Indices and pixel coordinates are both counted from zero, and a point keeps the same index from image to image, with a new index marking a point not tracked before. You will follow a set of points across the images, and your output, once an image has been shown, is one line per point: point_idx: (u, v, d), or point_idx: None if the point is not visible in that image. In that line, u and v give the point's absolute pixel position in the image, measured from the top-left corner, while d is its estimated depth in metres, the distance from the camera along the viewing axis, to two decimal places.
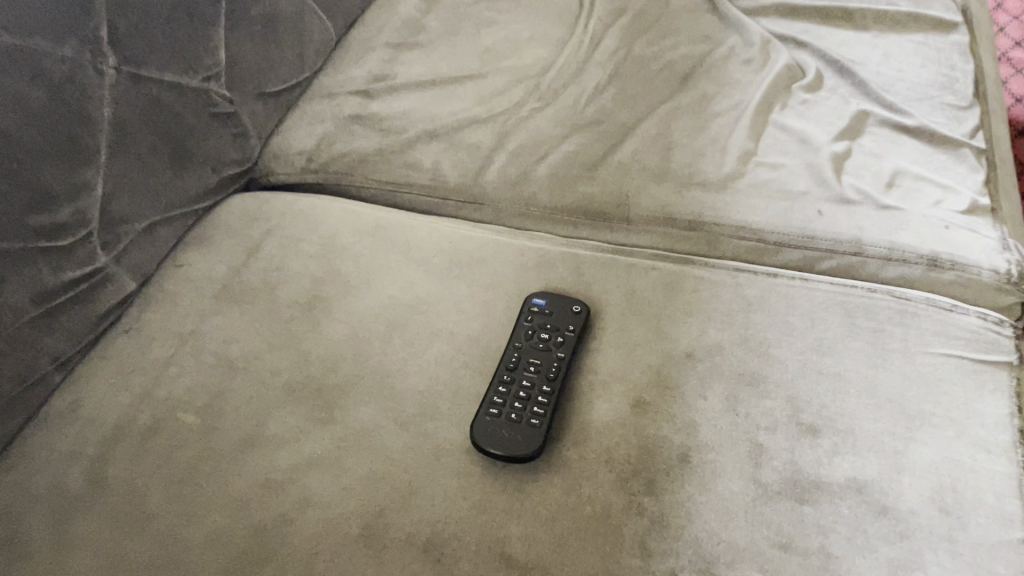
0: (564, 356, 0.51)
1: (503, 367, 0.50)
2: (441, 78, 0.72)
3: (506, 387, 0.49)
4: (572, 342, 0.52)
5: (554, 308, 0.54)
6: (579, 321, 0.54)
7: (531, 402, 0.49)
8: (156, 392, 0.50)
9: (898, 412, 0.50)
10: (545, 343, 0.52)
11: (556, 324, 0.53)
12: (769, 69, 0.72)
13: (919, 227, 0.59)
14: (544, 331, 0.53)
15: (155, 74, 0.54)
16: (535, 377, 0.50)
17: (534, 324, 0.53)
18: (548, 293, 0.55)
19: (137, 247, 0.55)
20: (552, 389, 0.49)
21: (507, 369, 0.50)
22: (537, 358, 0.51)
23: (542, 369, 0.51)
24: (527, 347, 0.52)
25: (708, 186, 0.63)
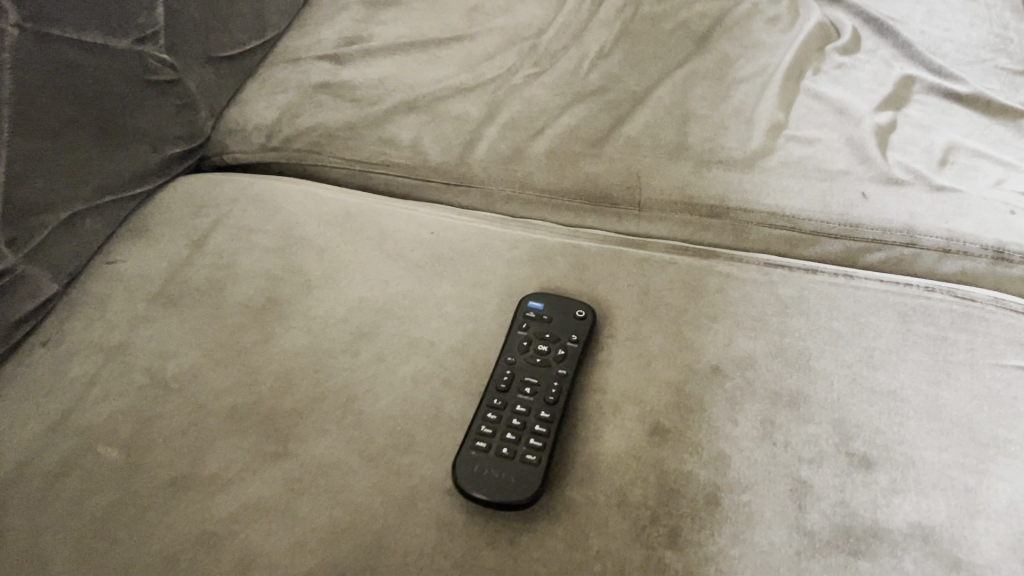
0: (566, 374, 0.43)
1: (494, 385, 0.42)
2: (422, 40, 0.62)
3: (497, 411, 0.41)
4: (575, 357, 0.44)
5: (555, 313, 0.46)
6: (583, 330, 0.45)
7: (526, 432, 0.40)
8: (75, 419, 0.42)
9: (967, 440, 0.41)
10: (544, 357, 0.44)
11: (557, 333, 0.45)
12: (798, 27, 0.63)
13: (982, 212, 0.50)
14: (542, 341, 0.44)
15: (70, 34, 0.45)
16: (532, 399, 0.42)
17: (530, 333, 0.45)
18: (548, 295, 0.47)
19: (56, 242, 0.46)
20: (552, 415, 0.41)
21: (499, 388, 0.42)
22: (534, 375, 0.43)
23: (540, 390, 0.42)
24: (521, 362, 0.44)
25: (731, 165, 0.54)
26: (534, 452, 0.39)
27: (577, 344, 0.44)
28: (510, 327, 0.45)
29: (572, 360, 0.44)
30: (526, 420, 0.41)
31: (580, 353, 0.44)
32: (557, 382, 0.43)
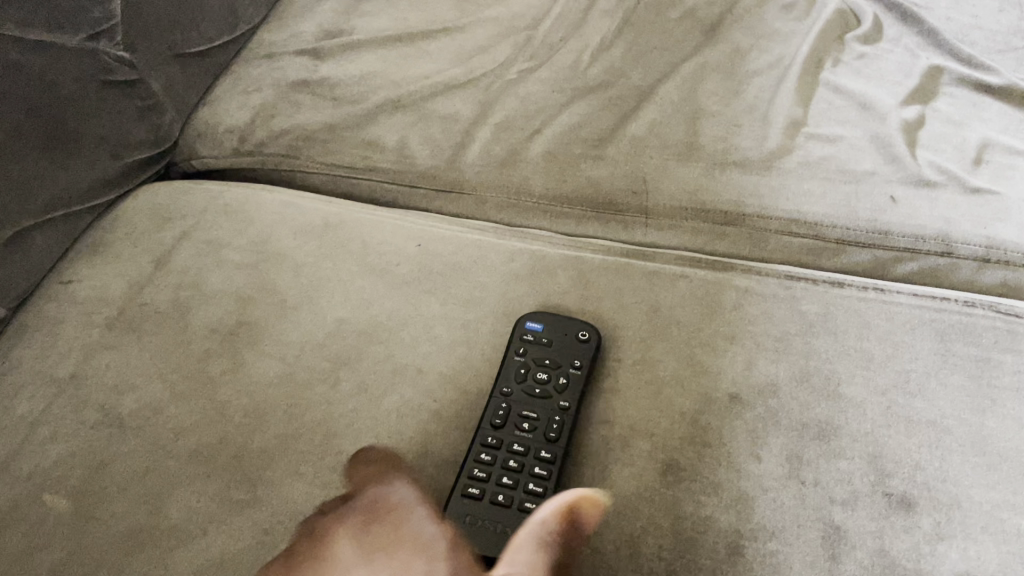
0: (569, 407, 0.39)
1: (488, 421, 0.38)
2: (409, 32, 0.58)
3: (491, 453, 0.37)
4: (578, 385, 0.39)
5: (557, 336, 0.41)
6: (587, 355, 0.41)
7: (524, 475, 0.36)
8: (18, 463, 0.37)
9: (1018, 476, 0.37)
10: (544, 387, 0.39)
11: (558, 359, 0.40)
12: (815, 15, 0.58)
13: (1023, 217, 0.46)
14: (542, 369, 0.40)
15: (10, 32, 0.41)
16: (531, 437, 0.37)
17: (528, 359, 0.40)
18: (548, 314, 0.42)
19: (1, 262, 0.42)
20: (553, 456, 0.37)
21: (494, 425, 0.38)
22: (532, 409, 0.38)
23: (540, 426, 0.38)
24: (518, 392, 0.39)
25: (746, 166, 0.49)
26: (533, 500, 0.35)
27: (580, 371, 0.40)
28: (506, 353, 0.40)
29: (575, 389, 0.39)
30: (524, 462, 0.36)
31: (584, 382, 0.40)
32: (559, 415, 0.38)
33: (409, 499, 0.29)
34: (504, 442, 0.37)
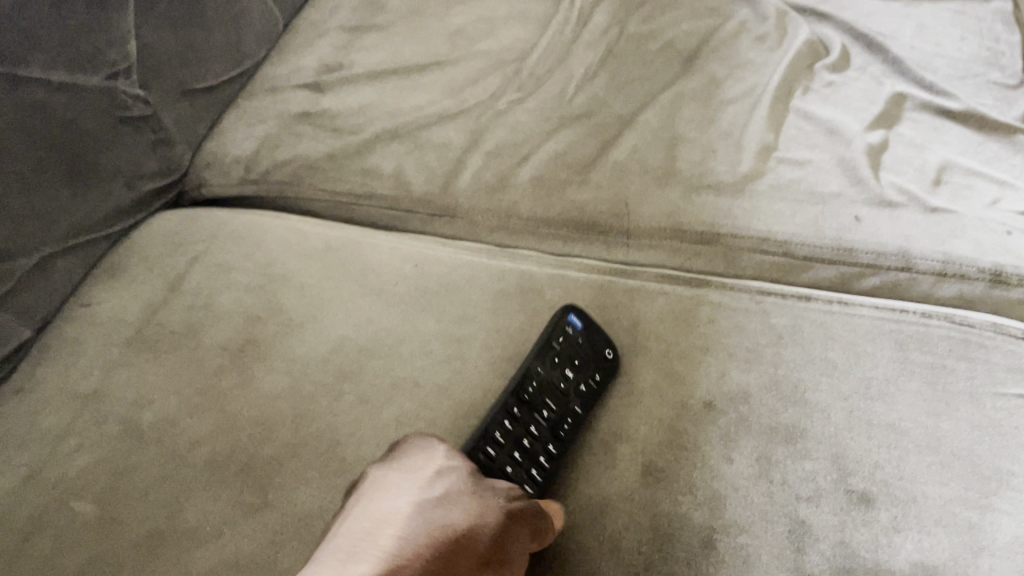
0: (583, 413, 0.42)
1: (510, 399, 0.41)
2: (404, 66, 0.61)
3: (505, 428, 0.40)
4: (594, 396, 0.43)
5: (587, 342, 0.44)
6: (607, 373, 0.44)
7: (530, 459, 0.40)
8: (46, 473, 0.40)
9: (969, 472, 0.40)
10: (563, 386, 0.43)
11: (584, 365, 0.43)
12: (787, 46, 0.61)
13: (977, 234, 0.49)
14: (568, 369, 0.43)
15: (38, 74, 0.44)
16: (542, 427, 0.41)
17: (559, 354, 0.43)
18: (586, 317, 0.45)
19: (26, 286, 0.45)
20: (556, 449, 0.41)
21: (516, 404, 0.41)
22: (551, 403, 0.42)
23: (552, 420, 0.41)
24: (545, 381, 0.43)
25: (721, 189, 0.53)
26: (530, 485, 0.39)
27: (597, 383, 0.43)
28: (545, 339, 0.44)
29: (591, 400, 0.43)
30: (530, 446, 0.40)
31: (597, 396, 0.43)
32: (572, 419, 0.42)
33: (458, 467, 0.36)
34: (518, 422, 0.41)
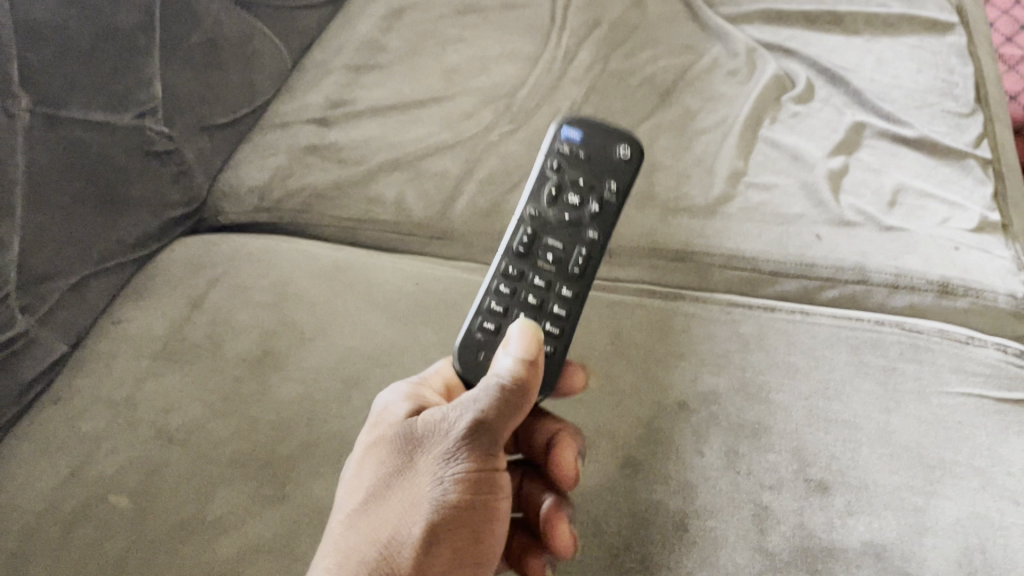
0: (595, 240, 0.44)
1: (528, 228, 0.44)
2: (404, 101, 0.66)
3: (517, 272, 0.43)
4: (611, 205, 0.45)
5: (603, 135, 0.46)
6: (623, 170, 0.45)
7: (538, 325, 0.42)
8: (85, 472, 0.45)
9: (916, 462, 0.45)
10: (580, 184, 0.45)
11: (597, 163, 0.46)
12: (755, 81, 0.66)
13: (927, 249, 0.54)
14: (581, 160, 0.45)
15: (77, 114, 0.49)
16: (552, 277, 0.43)
17: (576, 152, 0.46)
18: (599, 123, 0.46)
19: (64, 306, 0.50)
20: (565, 314, 0.43)
21: (531, 229, 0.44)
22: (570, 193, 0.45)
23: (566, 224, 0.44)
24: (550, 216, 0.44)
25: (695, 212, 0.58)
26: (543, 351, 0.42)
27: (615, 187, 0.45)
28: (553, 139, 0.46)
29: (608, 202, 0.45)
30: (543, 297, 0.43)
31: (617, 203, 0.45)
32: (586, 216, 0.44)
33: (384, 439, 0.36)
34: (532, 253, 0.44)
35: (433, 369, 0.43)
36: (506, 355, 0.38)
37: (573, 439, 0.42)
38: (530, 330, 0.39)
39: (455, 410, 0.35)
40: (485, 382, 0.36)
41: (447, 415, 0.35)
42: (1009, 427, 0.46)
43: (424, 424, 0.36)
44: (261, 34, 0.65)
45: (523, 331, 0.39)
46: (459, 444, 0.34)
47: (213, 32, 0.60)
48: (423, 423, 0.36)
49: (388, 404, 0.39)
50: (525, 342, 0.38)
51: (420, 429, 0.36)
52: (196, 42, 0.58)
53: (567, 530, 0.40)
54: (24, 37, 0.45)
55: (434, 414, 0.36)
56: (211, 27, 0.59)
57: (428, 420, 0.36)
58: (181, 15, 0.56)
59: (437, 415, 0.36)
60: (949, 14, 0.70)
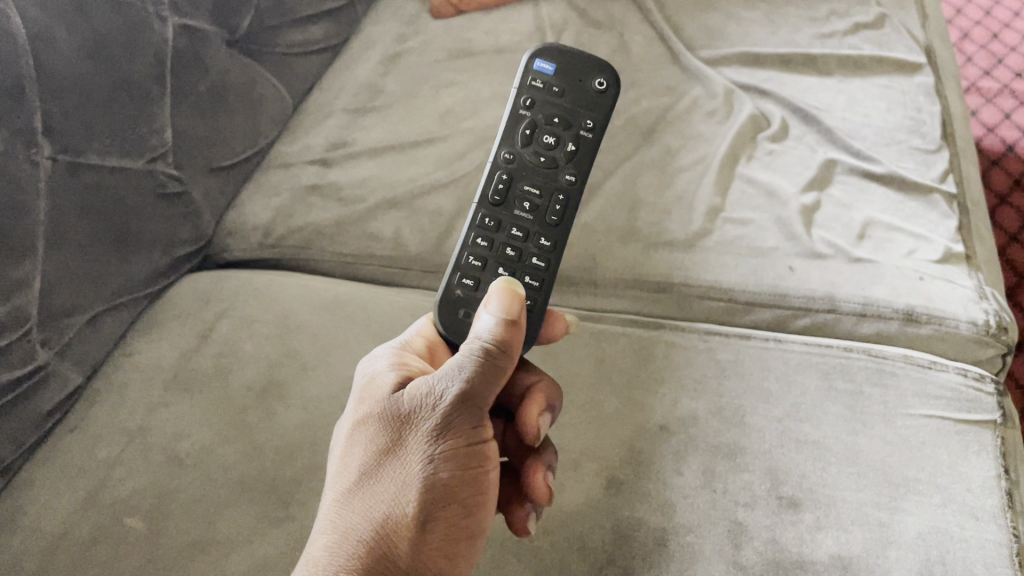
0: (570, 182, 0.49)
1: (505, 169, 0.49)
2: (401, 142, 0.69)
3: (498, 211, 0.48)
4: (590, 137, 0.50)
5: (576, 69, 0.51)
6: (595, 115, 0.51)
7: (522, 267, 0.47)
8: (102, 495, 0.48)
9: (881, 480, 0.48)
10: (559, 122, 0.50)
11: (573, 94, 0.51)
12: (732, 121, 0.70)
13: (893, 279, 0.58)
14: (557, 93, 0.51)
15: (95, 160, 0.52)
16: (533, 213, 0.48)
17: (549, 82, 0.51)
18: (572, 54, 0.51)
19: (81, 340, 0.53)
20: (546, 257, 0.47)
21: (508, 169, 0.49)
22: (548, 130, 0.50)
23: (548, 163, 0.49)
24: (525, 163, 0.49)
25: (675, 246, 0.61)
26: (530, 291, 0.46)
27: (592, 124, 0.50)
28: (527, 70, 0.51)
29: (585, 138, 0.50)
30: (521, 250, 0.47)
31: (596, 137, 0.50)
32: (566, 153, 0.49)
33: (373, 415, 0.38)
34: (509, 195, 0.48)
35: (416, 330, 0.46)
36: (484, 317, 0.39)
37: (545, 392, 0.45)
38: (507, 294, 0.40)
39: (439, 382, 0.37)
40: (466, 350, 0.38)
41: (432, 388, 0.37)
42: (969, 446, 0.49)
43: (410, 397, 0.38)
44: (264, 80, 0.69)
45: (500, 294, 0.40)
46: (446, 419, 0.36)
47: (219, 80, 0.63)
48: (409, 396, 0.38)
49: (374, 375, 0.41)
50: (501, 305, 0.40)
51: (407, 403, 0.37)
52: (204, 89, 0.62)
53: (543, 479, 0.43)
54: (49, 91, 0.48)
55: (420, 387, 0.38)
56: (217, 76, 0.63)
57: (413, 397, 0.37)
58: (191, 65, 0.60)
59: (423, 388, 0.37)
60: (918, 54, 0.73)
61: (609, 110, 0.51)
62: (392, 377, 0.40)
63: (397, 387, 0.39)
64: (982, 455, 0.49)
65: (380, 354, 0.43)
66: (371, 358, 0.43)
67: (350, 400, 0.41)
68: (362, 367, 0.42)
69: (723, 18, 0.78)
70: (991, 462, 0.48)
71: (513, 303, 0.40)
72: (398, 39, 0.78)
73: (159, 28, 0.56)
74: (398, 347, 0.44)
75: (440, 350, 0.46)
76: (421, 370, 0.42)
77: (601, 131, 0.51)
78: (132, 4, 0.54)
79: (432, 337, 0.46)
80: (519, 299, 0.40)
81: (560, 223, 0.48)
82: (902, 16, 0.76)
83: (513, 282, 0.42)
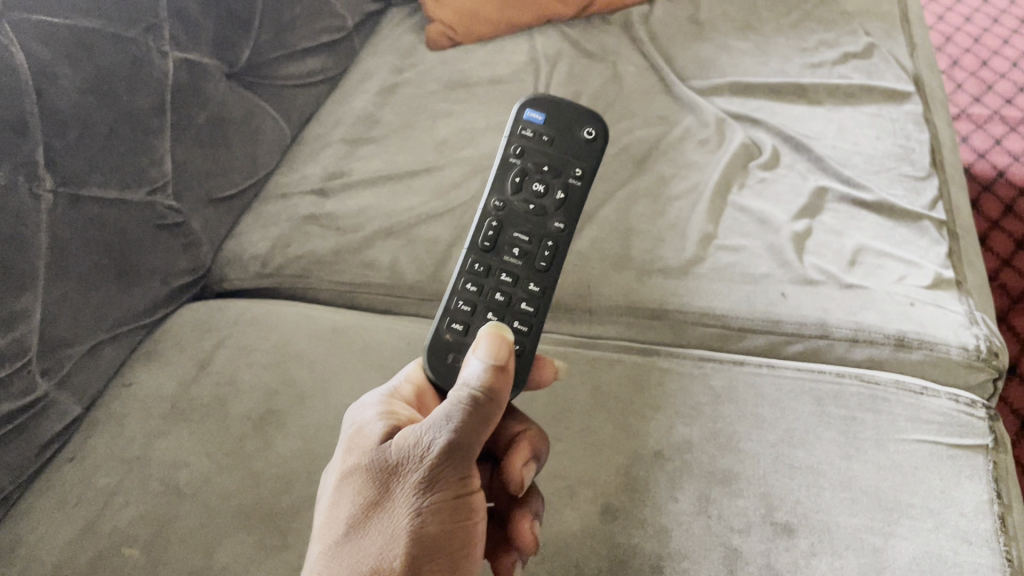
0: (560, 229, 0.50)
1: (495, 216, 0.50)
2: (398, 172, 0.70)
3: (488, 256, 0.49)
4: (579, 185, 0.51)
5: (566, 120, 0.53)
6: (585, 163, 0.52)
7: (511, 313, 0.47)
8: (100, 524, 0.49)
9: (875, 505, 0.48)
10: (548, 169, 0.51)
11: (562, 143, 0.52)
12: (724, 149, 0.71)
13: (884, 305, 0.58)
14: (546, 142, 0.52)
15: (95, 192, 0.53)
16: (522, 259, 0.49)
17: (538, 132, 0.52)
18: (562, 105, 0.53)
19: (80, 370, 0.54)
20: (535, 303, 0.48)
21: (498, 216, 0.50)
22: (538, 177, 0.51)
23: (537, 210, 0.50)
24: (515, 210, 0.50)
25: (668, 273, 0.62)
26: (519, 336, 0.46)
27: (581, 172, 0.51)
28: (517, 120, 0.52)
29: (574, 186, 0.51)
30: (510, 296, 0.48)
31: (585, 184, 0.51)
32: (555, 201, 0.50)
33: (360, 467, 0.38)
34: (499, 242, 0.49)
35: (404, 375, 0.46)
36: (472, 363, 0.40)
37: (531, 442, 0.45)
38: (495, 340, 0.41)
39: (426, 432, 0.37)
40: (453, 399, 0.37)
41: (419, 439, 0.36)
42: (961, 470, 0.50)
43: (398, 448, 0.37)
44: (263, 112, 0.70)
45: (489, 339, 0.41)
46: (434, 471, 0.36)
47: (218, 112, 0.64)
48: (397, 448, 0.37)
49: (362, 424, 0.40)
50: (490, 350, 0.40)
51: (395, 455, 0.37)
52: (204, 122, 0.63)
53: (529, 527, 0.44)
54: (51, 124, 0.49)
55: (408, 437, 0.37)
56: (216, 108, 0.64)
57: (401, 448, 0.37)
58: (190, 97, 0.61)
59: (410, 438, 0.37)
60: (906, 83, 0.74)
61: (597, 159, 0.52)
62: (380, 427, 0.39)
63: (385, 438, 0.39)
64: (975, 479, 0.49)
65: (368, 402, 0.42)
66: (359, 406, 0.42)
67: (339, 450, 0.40)
68: (351, 415, 0.42)
69: (715, 48, 0.79)
70: (983, 487, 0.49)
71: (501, 347, 0.40)
72: (395, 71, 0.79)
73: (159, 63, 0.57)
74: (387, 394, 0.44)
75: (428, 396, 0.46)
76: (409, 418, 0.42)
77: (590, 178, 0.52)
78: (133, 39, 0.55)
79: (421, 382, 0.46)
80: (507, 346, 0.41)
81: (549, 269, 0.48)
82: (890, 46, 0.78)
83: (501, 328, 0.42)
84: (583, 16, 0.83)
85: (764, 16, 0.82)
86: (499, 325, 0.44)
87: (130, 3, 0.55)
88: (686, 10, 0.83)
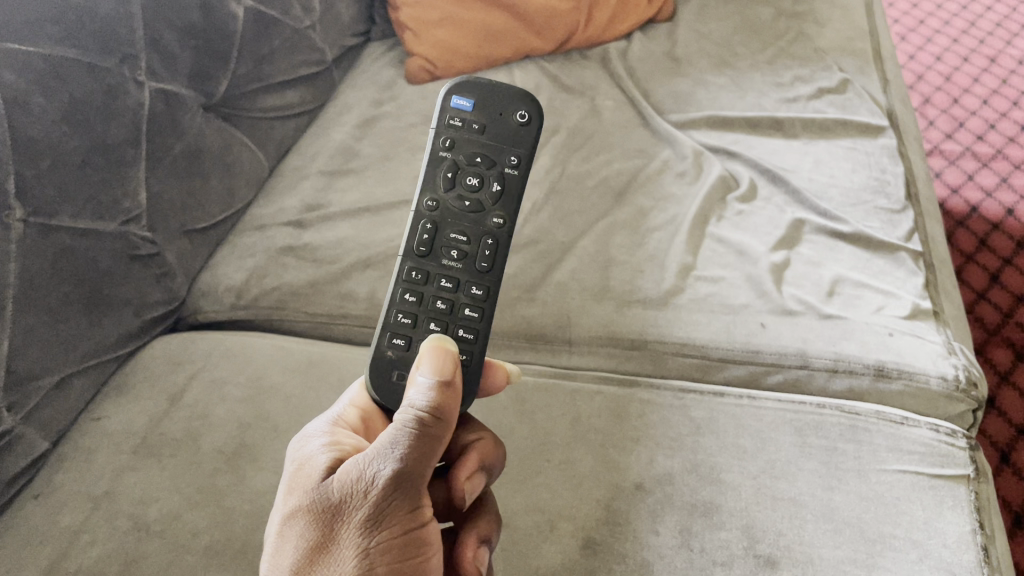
0: (500, 224, 0.49)
1: (429, 217, 0.49)
2: (376, 204, 0.70)
3: (426, 262, 0.48)
4: (515, 174, 0.51)
5: (496, 104, 0.52)
6: (521, 145, 0.52)
7: (454, 321, 0.47)
8: (65, 563, 0.48)
9: (857, 536, 0.48)
10: (482, 161, 0.51)
11: (494, 128, 0.52)
12: (702, 181, 0.71)
13: (864, 335, 0.58)
14: (478, 129, 0.51)
15: (67, 223, 0.52)
16: (462, 260, 0.49)
17: (467, 119, 0.52)
18: (488, 87, 0.52)
19: (49, 404, 0.52)
20: (479, 307, 0.48)
21: (432, 217, 0.49)
22: (471, 170, 0.50)
23: (474, 206, 0.50)
24: (450, 209, 0.49)
25: (648, 303, 0.62)
26: (466, 345, 0.46)
27: (517, 159, 0.51)
28: (444, 108, 0.52)
29: (510, 176, 0.51)
30: (452, 302, 0.48)
31: (521, 173, 0.51)
32: (491, 194, 0.50)
33: (303, 507, 0.36)
34: (436, 245, 0.49)
35: (349, 401, 0.45)
36: (418, 381, 0.39)
37: (478, 453, 0.45)
38: (439, 354, 0.41)
39: (371, 464, 0.35)
40: (398, 425, 0.37)
41: (363, 472, 0.35)
42: (944, 501, 0.49)
43: (341, 484, 0.36)
44: (241, 144, 0.69)
45: (431, 356, 0.41)
46: (379, 507, 0.35)
47: (196, 144, 0.64)
48: (339, 483, 0.36)
49: (305, 460, 0.39)
50: (434, 366, 0.40)
51: (337, 492, 0.36)
52: (180, 152, 0.62)
53: (472, 556, 0.42)
54: (24, 153, 0.49)
55: (351, 472, 0.36)
56: (194, 139, 0.63)
57: (344, 483, 0.36)
58: (167, 127, 0.60)
59: (353, 472, 0.36)
60: (880, 117, 0.75)
61: (533, 143, 0.52)
62: (322, 462, 0.38)
63: (327, 472, 0.38)
64: (957, 510, 0.49)
65: (313, 433, 0.42)
66: (303, 438, 0.41)
67: (281, 488, 0.39)
68: (295, 449, 0.41)
69: (691, 83, 0.80)
70: (966, 518, 0.48)
71: (445, 362, 0.40)
72: (374, 104, 0.79)
73: (135, 92, 0.57)
74: (331, 422, 0.43)
75: (375, 418, 0.45)
76: (355, 446, 0.41)
77: (526, 163, 0.52)
78: (109, 69, 0.55)
79: (366, 406, 0.46)
80: (451, 359, 0.41)
81: (494, 268, 0.48)
82: (863, 81, 0.79)
83: (444, 340, 0.42)
84: (560, 50, 0.84)
85: (739, 52, 0.83)
86: (443, 336, 0.43)
87: (107, 32, 0.54)
88: (662, 46, 0.84)
